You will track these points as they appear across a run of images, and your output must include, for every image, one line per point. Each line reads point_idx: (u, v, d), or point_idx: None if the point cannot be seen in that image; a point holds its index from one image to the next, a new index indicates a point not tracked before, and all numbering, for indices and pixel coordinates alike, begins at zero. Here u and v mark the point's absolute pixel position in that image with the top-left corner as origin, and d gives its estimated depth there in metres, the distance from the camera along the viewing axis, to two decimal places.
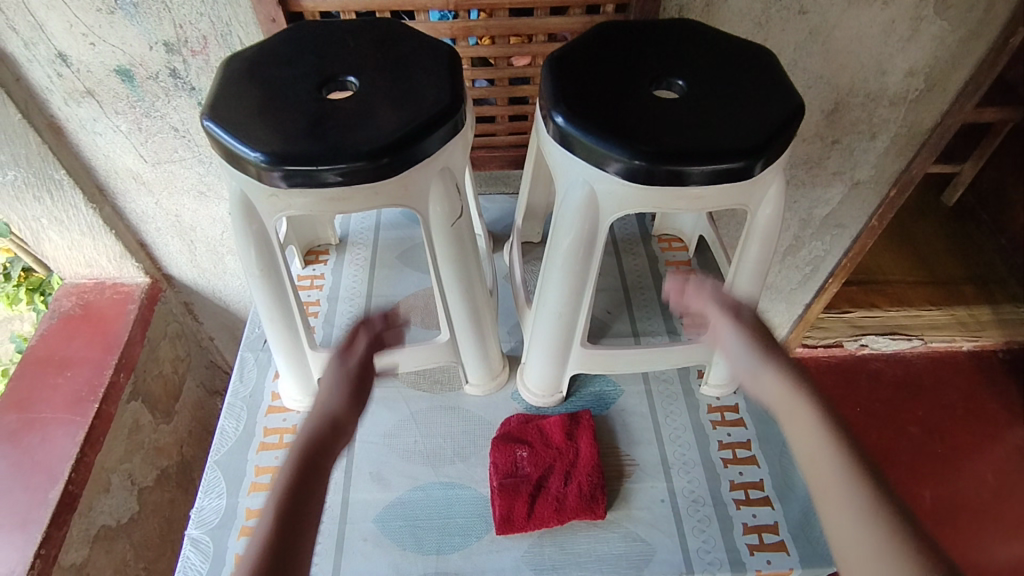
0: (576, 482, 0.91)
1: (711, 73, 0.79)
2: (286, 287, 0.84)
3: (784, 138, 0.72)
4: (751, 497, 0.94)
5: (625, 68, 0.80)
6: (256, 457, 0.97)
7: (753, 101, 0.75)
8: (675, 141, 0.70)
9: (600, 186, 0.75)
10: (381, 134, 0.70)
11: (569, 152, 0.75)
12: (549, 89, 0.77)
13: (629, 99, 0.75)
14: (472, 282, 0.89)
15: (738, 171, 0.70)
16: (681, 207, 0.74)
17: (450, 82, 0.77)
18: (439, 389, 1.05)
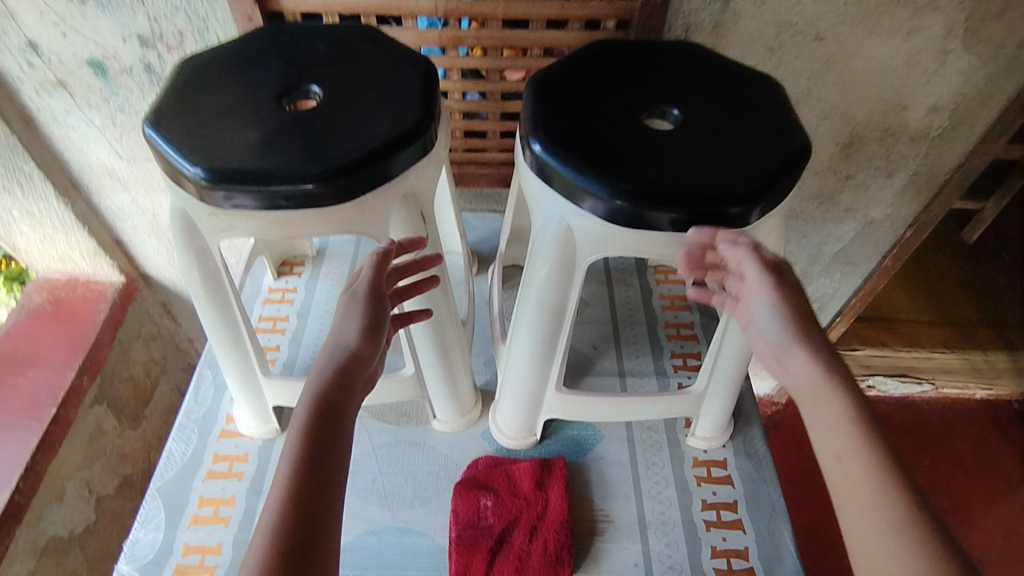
0: (541, 539, 0.84)
1: (710, 104, 0.71)
2: (234, 310, 0.77)
3: (785, 182, 0.64)
4: (734, 567, 0.85)
5: (617, 92, 0.73)
6: (200, 487, 0.90)
7: (755, 137, 0.67)
8: (662, 180, 0.63)
9: (577, 224, 0.67)
10: (336, 154, 0.62)
11: (546, 183, 0.68)
12: (530, 112, 0.70)
13: (617, 127, 0.68)
14: (439, 316, 0.81)
15: (730, 218, 0.62)
16: (667, 252, 0.66)
17: (422, 98, 0.70)
18: (405, 422, 0.98)
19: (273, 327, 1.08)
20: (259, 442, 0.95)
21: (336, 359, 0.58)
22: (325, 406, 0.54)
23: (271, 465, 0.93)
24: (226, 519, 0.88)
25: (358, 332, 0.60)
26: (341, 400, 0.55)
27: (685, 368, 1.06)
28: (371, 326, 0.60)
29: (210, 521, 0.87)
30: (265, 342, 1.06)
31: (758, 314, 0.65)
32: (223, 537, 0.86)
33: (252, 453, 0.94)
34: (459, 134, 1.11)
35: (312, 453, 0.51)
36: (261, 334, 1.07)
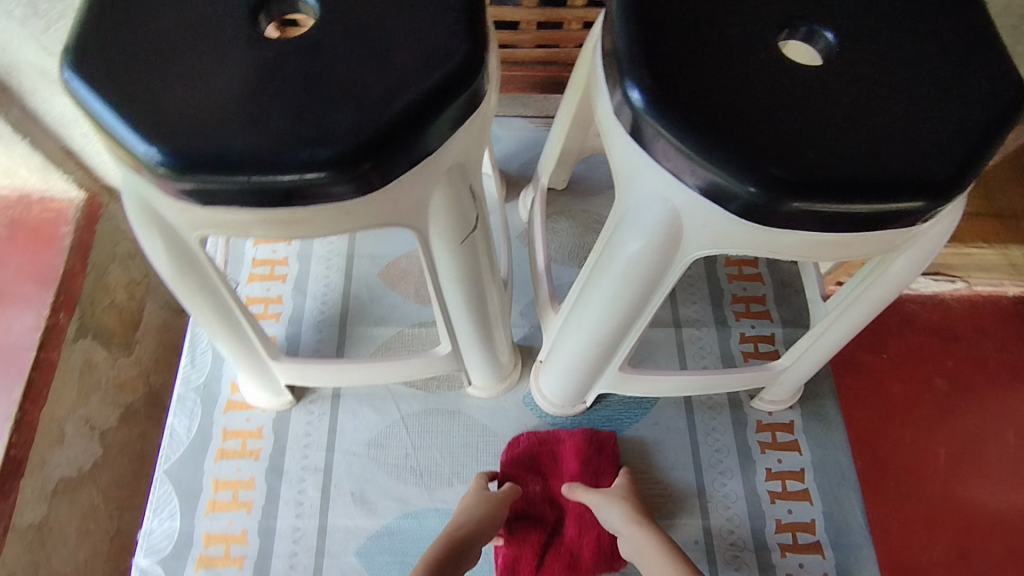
0: (594, 531, 0.78)
1: (878, 26, 0.50)
2: (224, 293, 0.59)
3: (986, 156, 0.46)
4: (799, 542, 0.80)
5: (747, 4, 0.51)
6: (214, 468, 0.80)
7: (943, 84, 0.48)
8: (823, 160, 0.44)
9: (689, 211, 0.49)
10: (354, 120, 0.42)
11: (647, 152, 0.49)
12: (626, 41, 0.49)
13: (753, 67, 0.48)
14: (484, 297, 0.65)
15: (910, 214, 0.45)
16: (806, 252, 0.50)
17: (468, 13, 0.47)
18: (436, 387, 0.87)
19: (271, 273, 0.92)
20: (272, 414, 0.84)
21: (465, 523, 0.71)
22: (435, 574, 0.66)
23: (289, 441, 0.82)
24: (247, 504, 0.79)
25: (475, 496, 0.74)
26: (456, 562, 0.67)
27: (748, 316, 0.94)
28: (495, 522, 0.71)
29: (230, 507, 0.79)
30: (264, 293, 0.91)
31: (606, 513, 0.73)
32: (246, 524, 0.78)
33: (266, 427, 0.83)
34: None
35: None
36: (257, 283, 0.92)
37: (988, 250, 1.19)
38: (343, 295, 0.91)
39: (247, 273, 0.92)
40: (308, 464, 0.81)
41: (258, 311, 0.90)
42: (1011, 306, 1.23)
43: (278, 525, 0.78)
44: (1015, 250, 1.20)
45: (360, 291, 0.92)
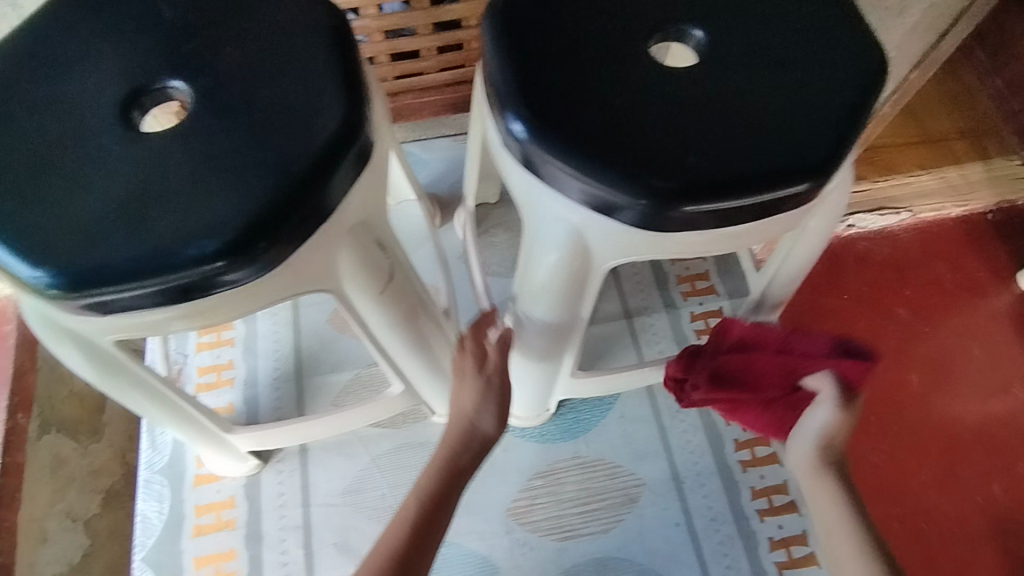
0: (787, 399, 0.65)
1: (742, 17, 0.52)
2: (146, 378, 0.59)
3: (858, 127, 0.48)
4: (775, 504, 0.83)
5: (612, 17, 0.52)
6: (192, 546, 0.80)
7: (808, 66, 0.50)
8: (704, 161, 0.46)
9: (592, 229, 0.50)
10: (239, 207, 0.42)
11: (540, 179, 0.50)
12: (501, 74, 0.49)
13: (626, 80, 0.49)
14: (423, 336, 0.66)
15: (798, 196, 0.47)
16: (713, 248, 0.51)
17: (342, 74, 0.47)
18: (402, 422, 0.87)
19: (218, 339, 0.91)
20: (242, 480, 0.84)
21: (463, 447, 0.62)
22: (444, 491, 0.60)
23: (263, 504, 0.82)
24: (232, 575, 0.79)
25: (495, 425, 0.63)
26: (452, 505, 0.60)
27: (695, 295, 0.96)
28: (505, 422, 0.64)
29: None
30: (215, 361, 0.90)
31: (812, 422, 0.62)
32: None
33: (238, 495, 0.83)
34: (384, 58, 0.85)
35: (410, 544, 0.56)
36: (206, 352, 0.90)
37: (926, 176, 1.14)
38: (295, 348, 0.91)
39: (194, 343, 0.91)
40: (287, 524, 0.81)
41: (211, 380, 0.89)
42: (956, 227, 1.16)
43: None
44: (951, 171, 1.15)
45: (310, 341, 0.91)
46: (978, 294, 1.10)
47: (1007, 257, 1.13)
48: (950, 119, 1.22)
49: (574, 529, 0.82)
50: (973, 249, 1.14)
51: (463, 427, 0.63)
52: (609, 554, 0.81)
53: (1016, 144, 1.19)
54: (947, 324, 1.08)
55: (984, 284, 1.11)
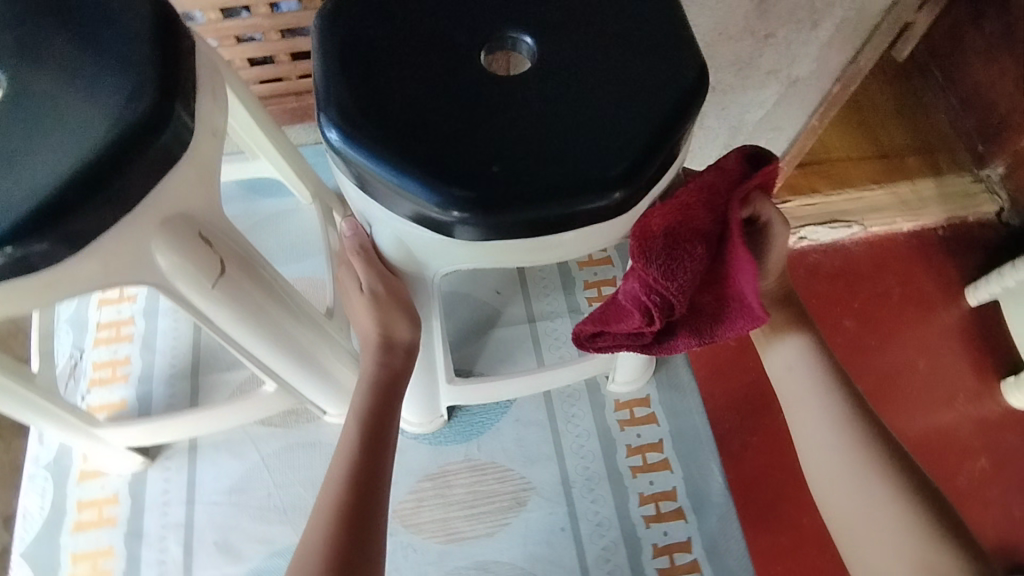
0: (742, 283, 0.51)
1: (572, 30, 0.54)
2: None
3: (668, 144, 0.49)
4: (662, 511, 0.83)
5: (445, 27, 0.53)
6: (70, 542, 0.79)
7: (626, 84, 0.51)
8: (507, 172, 0.47)
9: (415, 235, 0.52)
10: (31, 196, 0.43)
11: (362, 187, 0.51)
12: (325, 81, 0.51)
13: (445, 94, 0.50)
14: (286, 335, 0.66)
15: (604, 210, 0.49)
16: (533, 257, 0.53)
17: (159, 69, 0.48)
18: (295, 422, 0.86)
19: (116, 335, 0.91)
20: (128, 477, 0.83)
21: (382, 365, 0.62)
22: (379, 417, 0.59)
23: (147, 502, 0.82)
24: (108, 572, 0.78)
25: (412, 330, 0.62)
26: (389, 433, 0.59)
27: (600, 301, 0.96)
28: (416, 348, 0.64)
29: None
30: (111, 357, 0.90)
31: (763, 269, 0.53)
32: None
33: (122, 492, 0.82)
34: (284, 57, 0.86)
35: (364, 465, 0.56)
36: (103, 347, 0.90)
37: (879, 190, 1.10)
38: (193, 345, 0.91)
39: (92, 338, 0.91)
40: (169, 522, 0.81)
41: (105, 375, 0.88)
42: (907, 240, 1.10)
43: None
44: (903, 186, 1.10)
45: (210, 339, 0.91)
46: (927, 308, 1.05)
47: (955, 273, 1.07)
48: (905, 131, 1.15)
49: (459, 532, 0.81)
50: (925, 262, 1.08)
51: (377, 340, 0.61)
52: (491, 557, 0.80)
53: (970, 160, 1.12)
54: (897, 336, 1.03)
55: (932, 297, 1.06)
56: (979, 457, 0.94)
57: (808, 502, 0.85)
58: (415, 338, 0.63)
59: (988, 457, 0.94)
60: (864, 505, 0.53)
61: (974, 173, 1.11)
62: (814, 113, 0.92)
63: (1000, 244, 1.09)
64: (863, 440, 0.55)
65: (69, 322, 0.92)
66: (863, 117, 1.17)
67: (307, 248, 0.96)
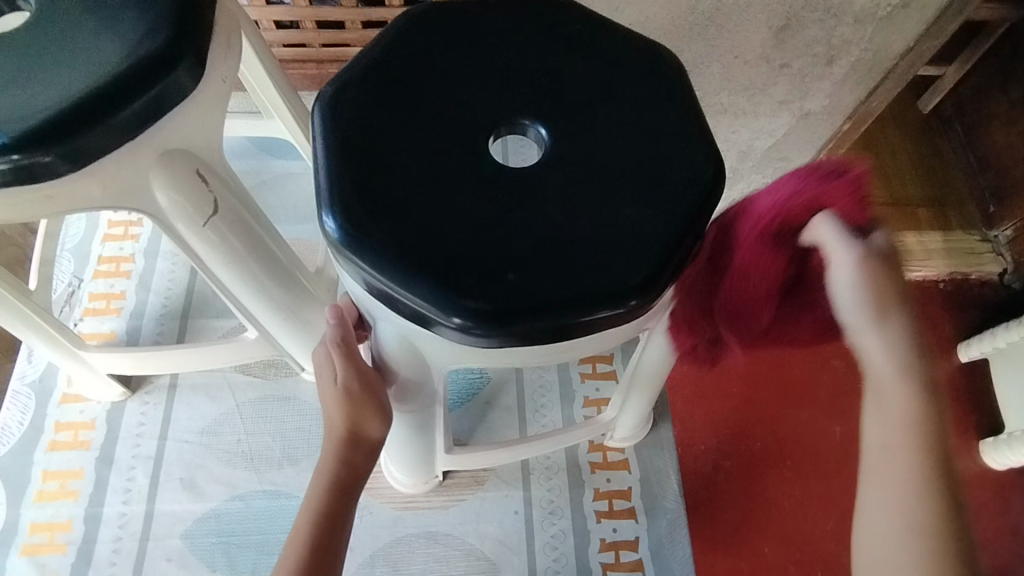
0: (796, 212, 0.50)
1: (589, 122, 0.50)
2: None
3: (685, 249, 0.47)
4: (615, 508, 0.84)
5: (456, 104, 0.50)
6: (43, 460, 0.82)
7: (641, 178, 0.48)
8: (525, 281, 0.44)
9: (416, 335, 0.48)
10: (43, 110, 0.47)
11: (359, 283, 0.47)
12: (326, 166, 0.47)
13: (457, 182, 0.47)
14: (270, 292, 0.69)
15: (622, 316, 0.45)
16: (546, 359, 0.49)
17: (180, 12, 0.51)
18: (273, 374, 0.89)
19: (115, 270, 0.94)
20: (107, 405, 0.86)
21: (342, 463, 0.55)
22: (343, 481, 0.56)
23: (122, 431, 0.85)
24: (75, 493, 0.81)
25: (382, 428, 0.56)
26: (350, 496, 0.56)
27: None
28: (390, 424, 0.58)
29: (58, 497, 0.81)
30: (108, 290, 0.93)
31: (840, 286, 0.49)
32: (73, 512, 0.80)
33: (99, 418, 0.85)
34: (310, 24, 0.90)
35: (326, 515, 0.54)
36: (102, 280, 0.94)
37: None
38: (187, 289, 0.94)
39: (92, 270, 0.94)
40: (139, 453, 0.83)
41: (99, 306, 0.92)
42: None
43: (105, 512, 0.80)
44: (908, 237, 1.10)
45: (203, 285, 0.94)
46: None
47: (951, 326, 1.07)
48: (917, 183, 1.13)
49: (415, 501, 0.84)
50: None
51: (344, 436, 0.55)
52: (442, 529, 0.82)
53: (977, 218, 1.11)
54: None
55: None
56: None
57: (773, 532, 0.85)
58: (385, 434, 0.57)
59: None
60: (892, 506, 0.45)
61: (983, 233, 1.10)
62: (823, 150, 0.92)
63: (998, 305, 1.09)
64: (922, 451, 0.46)
65: (72, 251, 0.95)
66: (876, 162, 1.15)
67: (309, 212, 0.99)
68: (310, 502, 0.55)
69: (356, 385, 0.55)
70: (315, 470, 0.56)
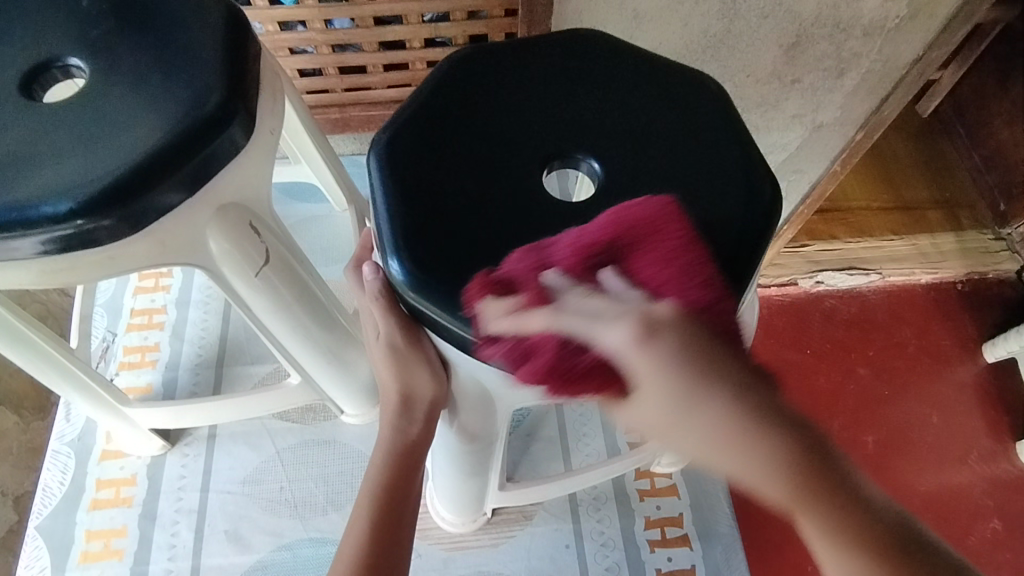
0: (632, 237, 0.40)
1: (641, 154, 0.51)
2: (26, 332, 0.67)
3: (747, 273, 0.48)
4: (667, 536, 0.83)
5: (509, 143, 0.51)
6: (86, 520, 0.81)
7: (698, 206, 0.49)
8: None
9: (485, 377, 0.48)
10: (100, 174, 0.47)
11: (429, 329, 0.47)
12: (387, 214, 0.47)
13: (517, 220, 0.48)
14: (315, 337, 0.69)
15: None
16: None
17: (230, 69, 0.53)
18: (312, 419, 0.89)
19: (148, 322, 0.94)
20: (146, 460, 0.85)
21: (399, 432, 0.53)
22: (404, 462, 0.53)
23: (163, 485, 0.84)
24: (120, 552, 0.80)
25: (432, 385, 0.50)
26: (404, 492, 0.52)
27: None
28: (441, 398, 0.52)
29: (102, 557, 0.79)
30: (141, 342, 0.93)
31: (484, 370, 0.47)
32: (118, 572, 0.79)
33: (140, 474, 0.84)
34: (332, 70, 0.92)
35: (390, 508, 0.51)
36: (135, 333, 0.94)
37: (899, 242, 1.07)
38: (220, 337, 0.94)
39: (125, 324, 0.94)
40: (182, 507, 0.82)
41: (134, 360, 0.92)
42: (925, 293, 1.07)
43: (151, 570, 0.79)
44: (922, 239, 1.08)
45: (236, 332, 0.94)
46: (942, 362, 1.02)
47: (975, 326, 1.05)
48: (926, 187, 1.13)
49: (464, 541, 0.82)
50: (942, 317, 1.06)
51: (399, 399, 0.52)
52: (493, 568, 0.81)
53: (989, 217, 1.10)
54: (915, 390, 1.00)
55: (949, 352, 1.03)
56: (995, 519, 0.90)
57: None
58: (439, 393, 0.51)
59: (1002, 519, 0.90)
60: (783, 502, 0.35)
61: (995, 231, 1.09)
62: (837, 159, 0.87)
63: (1019, 302, 1.07)
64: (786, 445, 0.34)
65: (104, 306, 0.96)
66: (885, 170, 1.15)
67: (337, 252, 0.99)
68: (365, 501, 0.51)
69: (402, 338, 0.48)
70: (372, 459, 0.54)
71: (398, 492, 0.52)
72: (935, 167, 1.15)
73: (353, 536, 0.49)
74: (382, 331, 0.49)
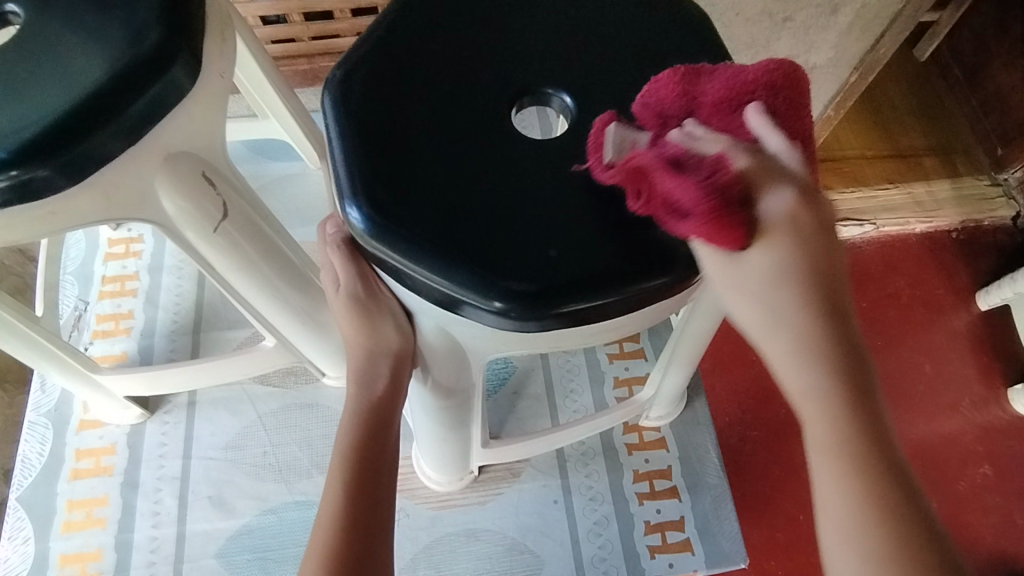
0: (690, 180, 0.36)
1: (613, 86, 0.48)
2: None
3: None
4: (656, 489, 0.82)
5: (472, 78, 0.48)
6: (67, 489, 0.80)
7: None
8: (568, 257, 0.42)
9: (453, 328, 0.45)
10: (31, 122, 0.44)
11: (393, 278, 0.44)
12: (344, 155, 0.44)
13: (482, 159, 0.44)
14: (285, 297, 0.66)
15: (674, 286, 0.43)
16: (594, 338, 0.46)
17: (167, 7, 0.48)
18: (293, 383, 0.87)
19: (121, 289, 0.91)
20: (125, 429, 0.84)
21: (366, 391, 0.51)
22: (376, 419, 0.51)
23: (144, 453, 0.82)
24: (103, 520, 0.79)
25: (398, 336, 0.49)
26: (379, 450, 0.51)
27: None
28: (408, 351, 0.50)
29: (86, 526, 0.78)
30: (115, 310, 0.90)
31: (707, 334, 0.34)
32: (103, 540, 0.78)
33: (119, 442, 0.83)
34: (297, 17, 0.87)
35: (363, 466, 0.49)
36: (108, 300, 0.91)
37: (895, 191, 1.04)
38: (196, 302, 0.91)
39: (97, 292, 0.91)
40: (164, 474, 0.81)
41: (108, 328, 0.89)
42: (921, 243, 1.05)
43: (136, 537, 0.78)
44: (919, 187, 1.05)
45: (212, 296, 0.92)
46: (935, 310, 1.00)
47: (968, 273, 1.02)
48: (920, 132, 1.09)
49: (452, 499, 0.81)
50: (936, 265, 1.03)
51: (364, 357, 0.50)
52: (480, 525, 0.80)
53: (987, 163, 1.07)
54: (907, 340, 0.98)
55: (943, 301, 1.01)
56: (983, 464, 0.90)
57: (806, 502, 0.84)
58: (406, 345, 0.49)
59: (992, 464, 0.90)
60: None
61: (992, 177, 1.06)
62: (830, 103, 0.84)
63: (1016, 251, 1.04)
64: None
65: (74, 274, 0.92)
66: (880, 113, 1.10)
67: (313, 213, 0.96)
68: (338, 461, 0.49)
69: (362, 289, 0.48)
70: (341, 419, 0.52)
71: (372, 451, 0.50)
72: (931, 112, 1.10)
73: (327, 497, 0.48)
74: (343, 283, 0.48)
